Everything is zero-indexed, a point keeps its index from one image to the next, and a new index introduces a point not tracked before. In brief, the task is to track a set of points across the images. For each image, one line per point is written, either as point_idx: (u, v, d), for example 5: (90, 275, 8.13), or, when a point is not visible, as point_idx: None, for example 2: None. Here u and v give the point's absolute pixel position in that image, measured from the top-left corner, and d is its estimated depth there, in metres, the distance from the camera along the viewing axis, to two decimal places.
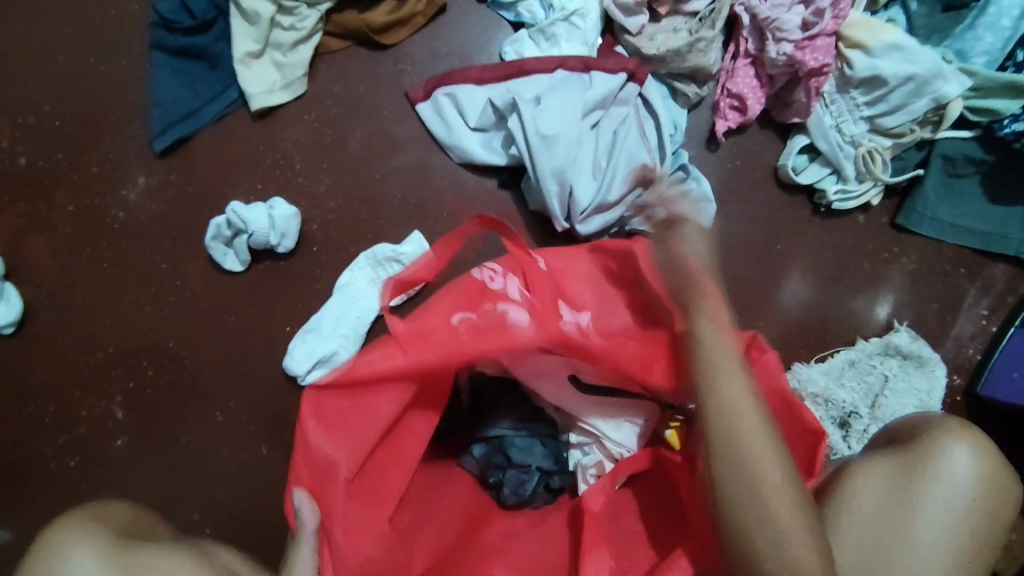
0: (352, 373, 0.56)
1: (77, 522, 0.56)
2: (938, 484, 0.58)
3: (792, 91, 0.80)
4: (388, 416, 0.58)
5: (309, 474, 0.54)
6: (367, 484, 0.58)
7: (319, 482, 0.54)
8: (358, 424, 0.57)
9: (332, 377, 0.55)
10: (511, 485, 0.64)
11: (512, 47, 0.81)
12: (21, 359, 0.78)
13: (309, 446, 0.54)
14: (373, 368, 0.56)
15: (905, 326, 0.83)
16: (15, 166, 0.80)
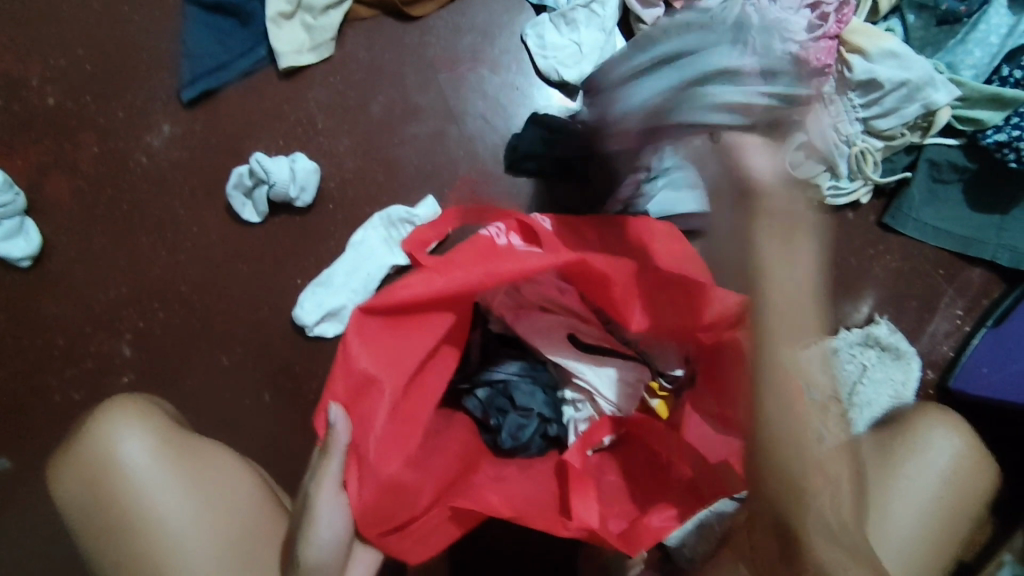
0: (395, 297, 0.58)
1: (128, 403, 0.62)
2: (913, 460, 0.63)
3: None
4: (415, 351, 0.61)
5: (346, 389, 0.56)
6: (403, 418, 0.61)
7: (354, 398, 0.57)
8: (391, 347, 0.59)
9: (377, 299, 0.58)
10: (510, 429, 0.65)
11: (534, 30, 0.85)
12: (35, 291, 0.80)
13: (351, 359, 0.56)
14: (411, 290, 0.58)
15: (885, 319, 0.88)
16: (44, 105, 0.82)
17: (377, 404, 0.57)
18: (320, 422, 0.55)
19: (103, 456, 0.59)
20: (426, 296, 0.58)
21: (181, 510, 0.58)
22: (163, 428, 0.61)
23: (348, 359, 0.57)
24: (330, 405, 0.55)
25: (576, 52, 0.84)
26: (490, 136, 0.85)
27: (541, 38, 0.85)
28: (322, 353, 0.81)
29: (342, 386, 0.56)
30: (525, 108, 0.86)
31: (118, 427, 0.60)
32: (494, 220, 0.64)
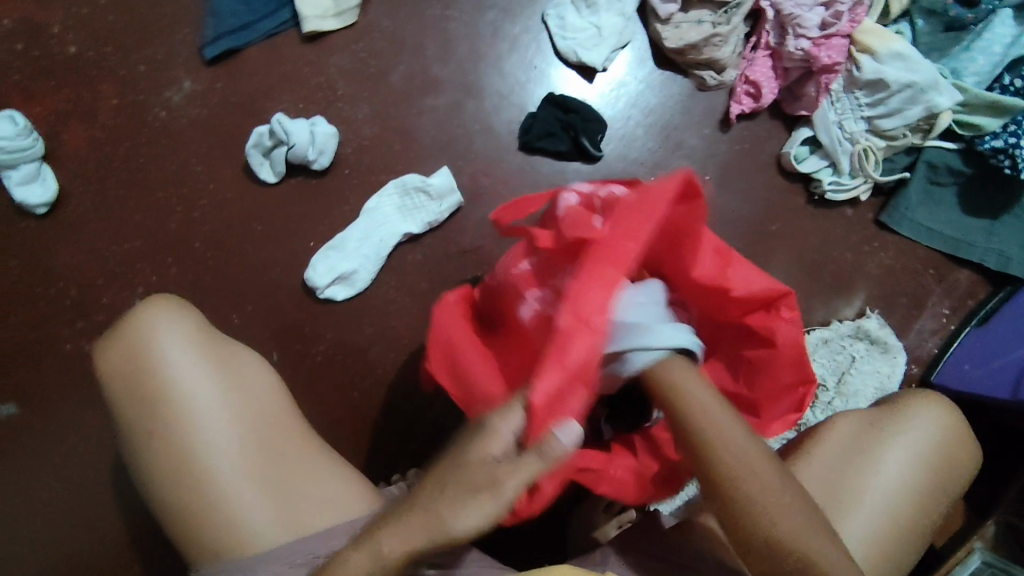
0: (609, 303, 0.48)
1: (166, 307, 0.63)
2: (903, 431, 0.62)
3: (804, 85, 0.88)
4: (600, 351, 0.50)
5: (570, 381, 0.48)
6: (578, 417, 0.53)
7: (571, 404, 0.48)
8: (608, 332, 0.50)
9: (601, 290, 0.49)
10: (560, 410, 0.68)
11: (555, 11, 0.87)
12: (49, 239, 0.81)
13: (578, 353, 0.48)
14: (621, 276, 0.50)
15: (876, 313, 0.92)
16: (65, 54, 0.82)
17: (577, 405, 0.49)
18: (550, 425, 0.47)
19: (146, 352, 0.60)
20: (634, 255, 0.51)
21: (211, 402, 0.59)
22: (204, 331, 0.63)
23: (568, 349, 0.48)
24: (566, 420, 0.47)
25: (596, 35, 0.87)
26: (507, 111, 0.87)
27: (561, 19, 0.87)
28: (332, 316, 0.82)
29: (558, 378, 0.47)
30: (543, 88, 0.87)
31: (161, 326, 0.61)
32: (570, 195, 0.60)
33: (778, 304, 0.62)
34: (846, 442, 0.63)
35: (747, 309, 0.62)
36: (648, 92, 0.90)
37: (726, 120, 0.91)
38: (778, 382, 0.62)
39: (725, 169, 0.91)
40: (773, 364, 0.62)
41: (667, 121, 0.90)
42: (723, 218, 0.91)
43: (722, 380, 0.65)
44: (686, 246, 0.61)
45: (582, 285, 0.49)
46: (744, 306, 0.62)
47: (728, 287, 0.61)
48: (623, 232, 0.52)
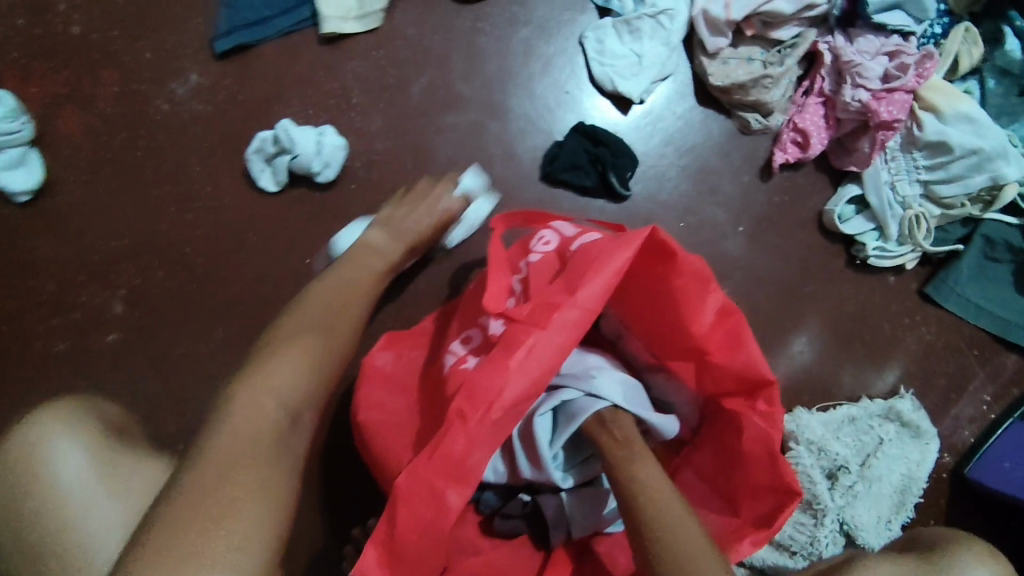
0: (536, 356, 0.54)
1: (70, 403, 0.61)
2: None
3: (856, 140, 0.80)
4: (509, 402, 0.54)
5: (440, 474, 0.52)
6: (438, 463, 0.52)
7: (453, 427, 0.52)
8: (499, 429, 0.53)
9: (536, 339, 0.54)
10: (501, 510, 0.67)
11: (594, 33, 0.81)
12: (31, 229, 0.76)
13: (491, 380, 0.53)
14: (553, 344, 0.55)
15: (910, 393, 0.84)
16: (68, 34, 0.77)
17: (462, 439, 0.52)
18: (444, 447, 0.52)
19: (39, 471, 0.57)
20: (577, 312, 0.55)
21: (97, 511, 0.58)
22: (107, 447, 0.59)
23: (446, 439, 0.52)
24: (451, 440, 0.52)
25: (635, 64, 0.80)
26: (531, 137, 0.80)
27: (601, 43, 0.81)
28: None
29: (430, 475, 0.51)
30: (574, 115, 0.81)
31: (56, 436, 0.58)
32: (546, 234, 0.64)
33: (760, 393, 0.63)
34: None
35: (729, 385, 0.65)
36: (686, 131, 0.83)
37: (768, 168, 0.84)
38: (754, 480, 0.63)
39: (761, 222, 0.84)
40: (748, 454, 0.64)
41: (703, 164, 0.83)
42: (754, 273, 0.84)
43: (704, 464, 0.69)
44: (682, 313, 0.64)
45: (530, 316, 0.55)
46: (723, 382, 0.66)
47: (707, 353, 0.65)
48: (543, 322, 0.54)
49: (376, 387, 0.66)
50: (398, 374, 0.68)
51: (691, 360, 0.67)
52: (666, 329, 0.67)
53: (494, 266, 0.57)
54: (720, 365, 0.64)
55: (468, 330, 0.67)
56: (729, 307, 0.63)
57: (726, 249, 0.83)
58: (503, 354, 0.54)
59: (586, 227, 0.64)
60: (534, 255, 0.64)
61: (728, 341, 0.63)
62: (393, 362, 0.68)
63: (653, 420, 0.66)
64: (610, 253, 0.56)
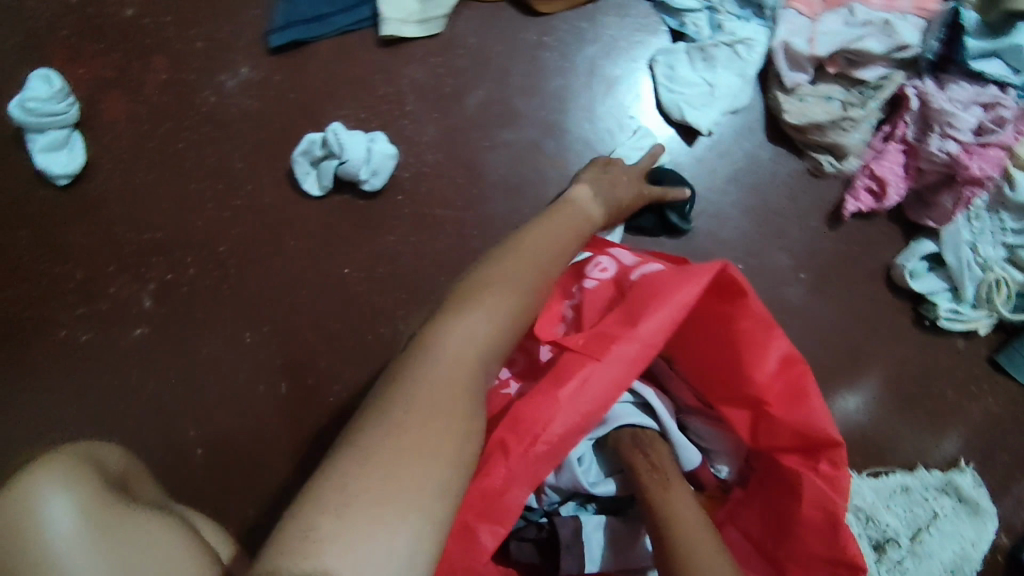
0: (589, 387, 0.46)
1: (64, 458, 0.54)
2: None
3: (938, 193, 0.75)
4: (553, 436, 0.45)
5: (473, 509, 0.44)
6: (472, 497, 0.44)
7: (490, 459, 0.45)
8: (543, 468, 0.45)
9: (591, 369, 0.46)
10: (521, 534, 0.60)
11: (665, 58, 0.77)
12: (66, 213, 0.73)
13: (537, 406, 0.45)
14: (610, 378, 0.47)
15: (971, 467, 0.77)
16: (121, 17, 0.75)
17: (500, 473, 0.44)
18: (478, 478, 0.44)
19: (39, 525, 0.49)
20: (639, 343, 0.47)
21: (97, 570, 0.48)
22: (110, 505, 0.51)
23: (484, 471, 0.44)
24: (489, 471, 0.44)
25: (707, 93, 0.76)
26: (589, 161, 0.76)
27: (672, 68, 0.76)
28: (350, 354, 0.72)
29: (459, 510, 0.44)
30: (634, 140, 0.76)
31: (49, 489, 0.50)
32: (603, 259, 0.58)
33: (819, 454, 0.55)
34: None
35: (782, 441, 0.57)
36: (752, 167, 0.78)
37: (837, 215, 0.79)
38: (809, 550, 0.55)
39: (824, 269, 0.79)
40: (803, 520, 0.55)
41: (767, 204, 0.78)
42: (812, 323, 0.78)
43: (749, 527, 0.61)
44: (742, 357, 0.57)
45: (585, 342, 0.48)
46: (779, 437, 0.57)
47: (763, 403, 0.57)
48: (599, 354, 0.47)
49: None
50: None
51: (745, 409, 0.59)
52: (719, 370, 0.59)
53: (545, 288, 0.53)
54: (778, 419, 0.56)
55: (510, 353, 0.59)
56: (795, 355, 0.56)
57: (785, 296, 0.78)
58: (551, 385, 0.46)
59: (647, 256, 0.58)
60: (590, 281, 0.58)
61: (788, 392, 0.56)
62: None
63: (680, 441, 0.60)
64: (678, 280, 0.49)
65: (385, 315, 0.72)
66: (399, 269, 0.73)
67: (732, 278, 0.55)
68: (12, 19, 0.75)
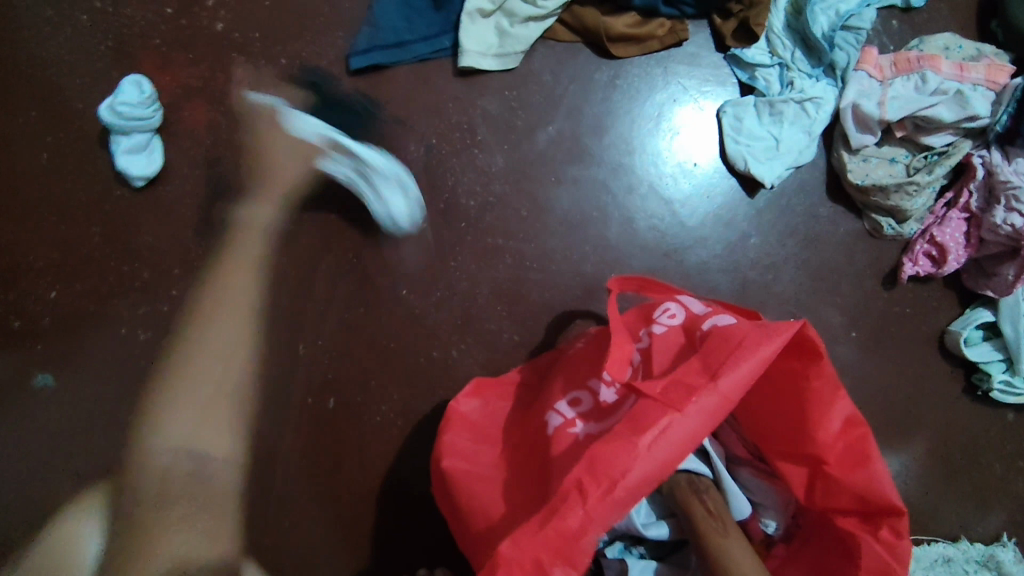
0: (670, 438, 0.45)
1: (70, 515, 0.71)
2: None
3: (999, 264, 0.75)
4: (633, 484, 0.44)
5: (549, 550, 0.43)
6: (548, 539, 0.43)
7: (566, 500, 0.44)
8: (618, 514, 0.44)
9: (673, 418, 0.45)
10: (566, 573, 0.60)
11: (733, 109, 0.78)
12: (138, 214, 0.75)
13: (618, 450, 0.45)
14: (690, 428, 0.46)
15: (1013, 542, 0.76)
16: (209, 29, 0.77)
17: (575, 517, 0.43)
18: (554, 519, 0.43)
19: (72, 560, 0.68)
20: (719, 395, 0.46)
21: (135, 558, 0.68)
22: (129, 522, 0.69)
23: (560, 513, 0.44)
24: (568, 514, 0.43)
25: (772, 147, 0.77)
26: (651, 204, 0.77)
27: (739, 120, 0.78)
28: (402, 373, 0.73)
29: (534, 551, 0.43)
30: (694, 188, 0.78)
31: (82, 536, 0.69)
32: (672, 305, 0.57)
33: (880, 521, 0.54)
34: None
35: (841, 505, 0.56)
36: (811, 224, 0.79)
37: (893, 277, 0.79)
38: None
39: (878, 329, 0.79)
40: None
41: (823, 261, 0.79)
42: (861, 383, 0.78)
43: None
44: (805, 413, 0.56)
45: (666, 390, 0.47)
46: (838, 497, 0.56)
47: (824, 462, 0.56)
48: (679, 404, 0.46)
49: (460, 434, 0.58)
50: (484, 424, 0.61)
51: (803, 467, 0.58)
52: (780, 426, 0.59)
53: (616, 328, 0.52)
54: (837, 479, 0.55)
55: (574, 392, 0.57)
56: (857, 418, 0.55)
57: (835, 353, 0.78)
58: (630, 430, 0.45)
59: (716, 306, 0.57)
60: (657, 326, 0.57)
61: (853, 456, 0.54)
62: (478, 410, 0.61)
63: (732, 492, 0.59)
64: (759, 334, 0.48)
65: (440, 338, 0.73)
66: (457, 296, 0.74)
67: (806, 338, 0.53)
68: (105, 24, 0.77)
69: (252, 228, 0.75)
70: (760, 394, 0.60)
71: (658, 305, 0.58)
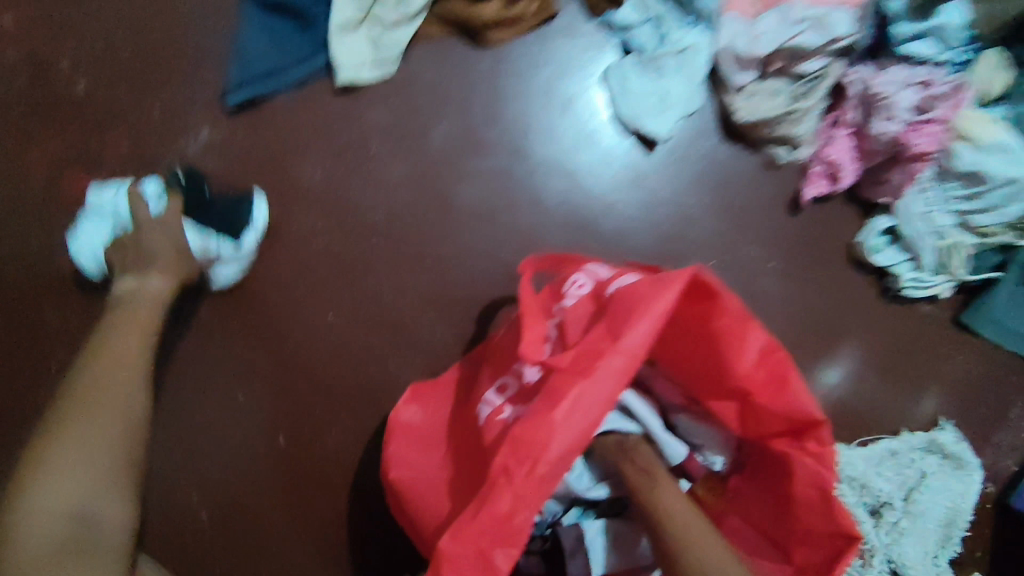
0: (583, 407, 0.48)
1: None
2: None
3: (887, 170, 0.80)
4: (559, 460, 0.48)
5: (486, 535, 0.48)
6: (483, 524, 0.48)
7: (494, 484, 0.48)
8: (547, 488, 0.48)
9: (580, 390, 0.49)
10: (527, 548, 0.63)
11: (616, 73, 0.79)
12: (39, 296, 0.72)
13: (535, 430, 0.48)
14: (600, 395, 0.49)
15: (951, 423, 0.81)
16: (71, 93, 0.75)
17: (505, 498, 0.48)
18: (485, 503, 0.48)
19: None
20: (624, 359, 0.49)
21: None
22: None
23: (490, 498, 0.48)
24: (497, 494, 0.48)
25: (660, 102, 0.79)
26: (556, 179, 0.78)
27: (623, 82, 0.79)
28: (346, 398, 0.73)
29: (474, 537, 0.48)
30: (594, 156, 0.79)
31: None
32: (581, 275, 0.60)
33: (807, 435, 0.58)
34: None
35: (773, 429, 0.60)
36: (712, 167, 0.81)
37: (797, 203, 0.82)
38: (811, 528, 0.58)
39: (790, 253, 0.82)
40: (800, 500, 0.59)
41: (730, 199, 0.81)
42: (785, 308, 0.82)
43: (751, 510, 0.64)
44: (723, 351, 0.58)
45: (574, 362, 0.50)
46: (769, 423, 0.60)
47: (750, 394, 0.59)
48: (586, 372, 0.49)
49: (404, 445, 0.62)
50: (426, 429, 0.64)
51: (732, 401, 0.62)
52: (706, 369, 0.62)
53: (529, 315, 0.53)
54: (767, 407, 0.59)
55: (502, 378, 0.61)
56: (772, 344, 0.57)
57: (757, 285, 0.81)
58: (545, 407, 0.49)
59: (622, 268, 0.59)
60: (568, 298, 0.59)
61: (778, 389, 0.57)
62: (420, 415, 0.64)
63: (664, 439, 0.63)
64: (652, 292, 0.51)
65: (376, 355, 0.74)
66: (384, 310, 0.74)
67: (704, 284, 0.56)
68: None
69: (142, 298, 0.65)
70: (682, 344, 0.63)
71: (568, 278, 0.61)
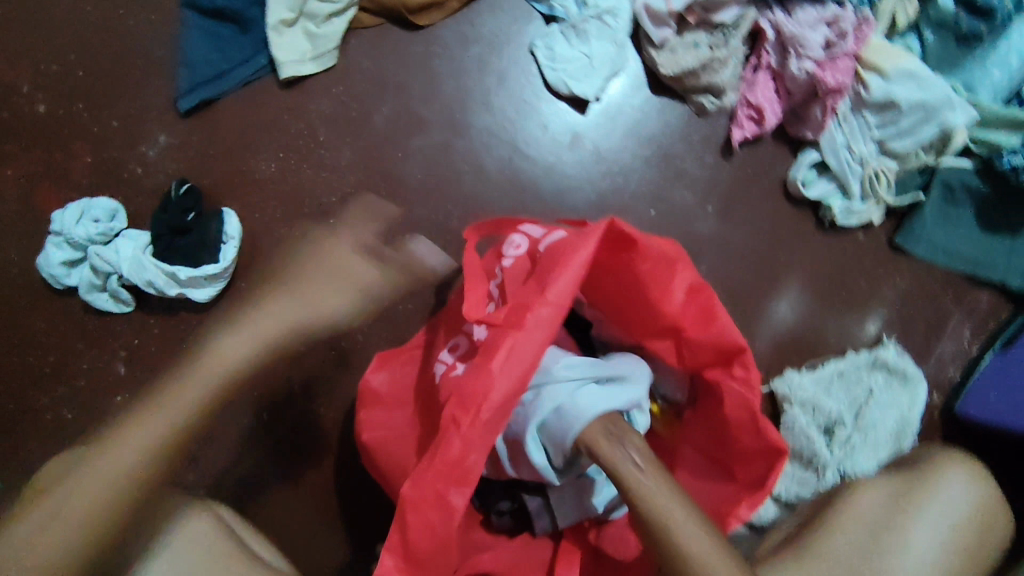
0: (519, 355, 0.52)
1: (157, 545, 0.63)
2: (936, 501, 0.65)
3: (809, 108, 0.84)
4: (500, 404, 0.52)
5: (441, 478, 0.51)
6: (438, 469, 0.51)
7: (444, 432, 0.51)
8: (492, 431, 0.52)
9: (516, 339, 0.52)
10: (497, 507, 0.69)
11: (543, 42, 0.84)
12: (25, 306, 0.77)
13: (476, 378, 0.52)
14: (534, 342, 0.53)
15: (892, 340, 0.86)
16: (33, 113, 0.79)
17: (455, 443, 0.51)
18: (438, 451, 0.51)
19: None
20: (552, 306, 0.53)
21: None
22: None
23: (441, 445, 0.51)
24: (448, 439, 0.51)
25: (587, 65, 0.83)
26: (497, 148, 0.83)
27: (551, 50, 0.83)
28: (320, 371, 0.78)
29: (432, 480, 0.51)
30: (532, 123, 0.84)
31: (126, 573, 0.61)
32: (517, 236, 0.64)
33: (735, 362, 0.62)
34: (880, 503, 0.65)
35: (704, 359, 0.64)
36: (645, 122, 0.86)
37: (729, 146, 0.87)
38: (743, 446, 0.64)
39: (728, 196, 0.87)
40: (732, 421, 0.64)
41: (665, 150, 0.86)
42: (728, 248, 0.87)
43: (694, 437, 0.69)
44: (651, 291, 0.63)
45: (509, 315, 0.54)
46: (701, 354, 0.64)
47: (682, 329, 0.64)
48: (519, 323, 0.53)
49: (372, 409, 0.66)
50: (392, 394, 0.67)
51: (668, 339, 0.66)
52: (640, 312, 0.66)
53: (470, 274, 0.58)
54: (697, 339, 0.63)
55: (455, 339, 0.65)
56: (699, 284, 0.62)
57: (698, 229, 0.86)
58: (484, 358, 0.52)
59: (553, 227, 0.64)
60: (506, 258, 0.63)
61: (703, 319, 0.62)
62: (387, 381, 0.68)
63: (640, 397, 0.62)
64: (575, 243, 0.56)
65: (344, 329, 0.79)
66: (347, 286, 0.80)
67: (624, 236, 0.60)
68: None
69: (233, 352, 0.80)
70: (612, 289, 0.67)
71: (508, 240, 0.65)
